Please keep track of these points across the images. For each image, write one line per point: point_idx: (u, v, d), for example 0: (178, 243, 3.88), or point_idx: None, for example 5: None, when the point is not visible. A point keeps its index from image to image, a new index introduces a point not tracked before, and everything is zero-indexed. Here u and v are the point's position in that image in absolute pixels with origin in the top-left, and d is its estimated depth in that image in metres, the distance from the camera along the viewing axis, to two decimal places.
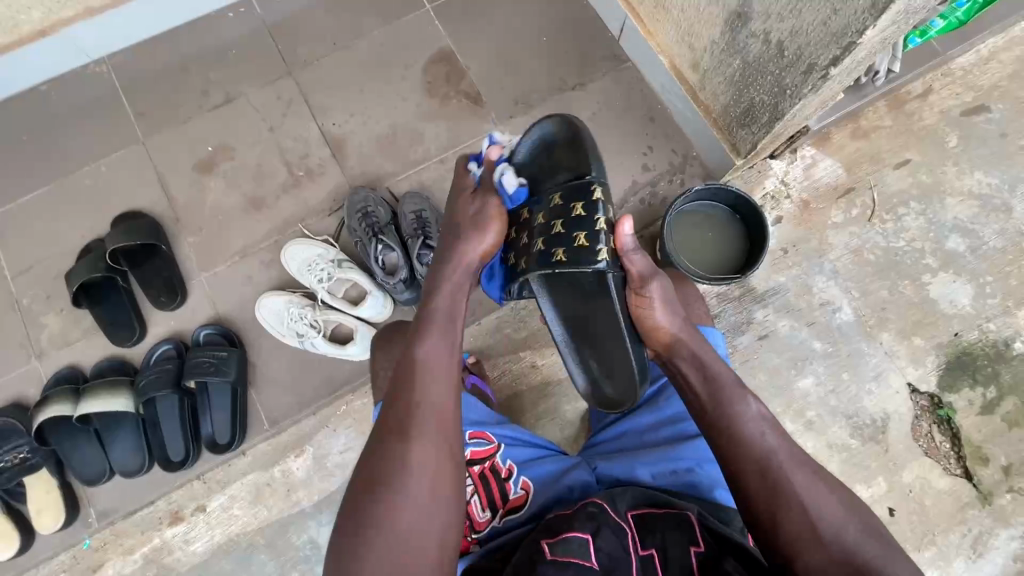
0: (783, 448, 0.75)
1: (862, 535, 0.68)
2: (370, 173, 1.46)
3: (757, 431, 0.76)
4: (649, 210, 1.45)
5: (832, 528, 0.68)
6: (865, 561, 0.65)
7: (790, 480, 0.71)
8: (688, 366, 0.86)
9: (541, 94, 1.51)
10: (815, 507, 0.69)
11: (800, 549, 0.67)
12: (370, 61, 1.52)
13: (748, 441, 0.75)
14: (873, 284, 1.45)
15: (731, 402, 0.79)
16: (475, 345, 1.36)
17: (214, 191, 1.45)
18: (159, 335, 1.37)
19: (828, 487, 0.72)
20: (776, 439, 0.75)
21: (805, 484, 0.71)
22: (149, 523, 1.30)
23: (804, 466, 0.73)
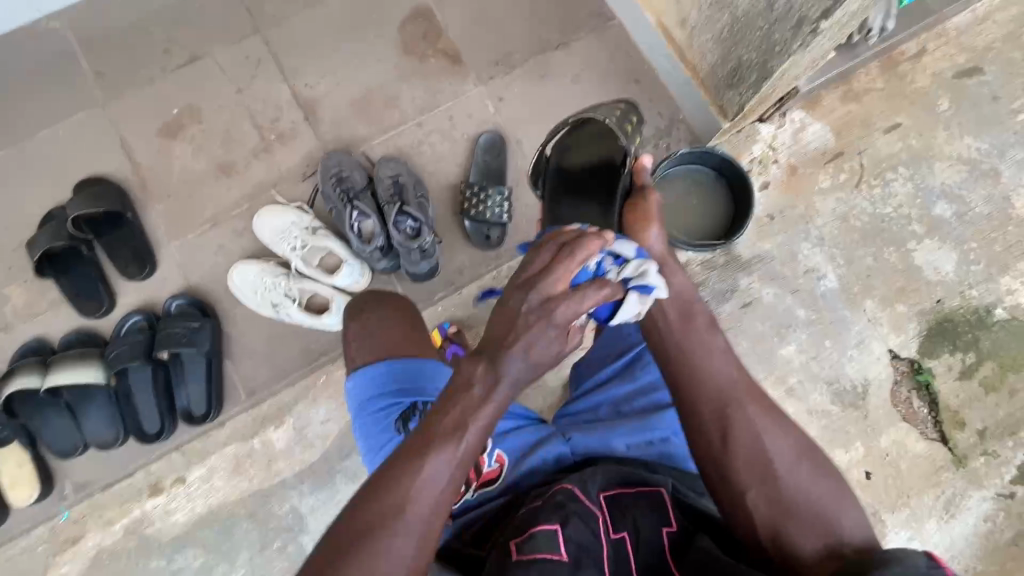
0: (743, 381, 0.72)
1: (813, 473, 0.68)
2: (344, 138, 1.40)
3: (721, 364, 0.74)
4: None
5: (781, 463, 0.68)
6: (811, 502, 0.66)
7: (745, 412, 0.70)
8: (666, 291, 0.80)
9: (523, 53, 1.45)
10: (770, 446, 0.69)
11: (747, 486, 0.68)
12: (343, 18, 1.45)
13: (710, 371, 0.73)
14: (858, 251, 1.44)
15: (696, 334, 0.76)
16: (456, 314, 1.33)
17: (182, 157, 1.38)
18: (129, 307, 1.33)
19: (783, 422, 0.71)
20: (738, 373, 0.73)
21: (763, 421, 0.70)
22: (128, 495, 1.28)
23: (763, 402, 0.71)
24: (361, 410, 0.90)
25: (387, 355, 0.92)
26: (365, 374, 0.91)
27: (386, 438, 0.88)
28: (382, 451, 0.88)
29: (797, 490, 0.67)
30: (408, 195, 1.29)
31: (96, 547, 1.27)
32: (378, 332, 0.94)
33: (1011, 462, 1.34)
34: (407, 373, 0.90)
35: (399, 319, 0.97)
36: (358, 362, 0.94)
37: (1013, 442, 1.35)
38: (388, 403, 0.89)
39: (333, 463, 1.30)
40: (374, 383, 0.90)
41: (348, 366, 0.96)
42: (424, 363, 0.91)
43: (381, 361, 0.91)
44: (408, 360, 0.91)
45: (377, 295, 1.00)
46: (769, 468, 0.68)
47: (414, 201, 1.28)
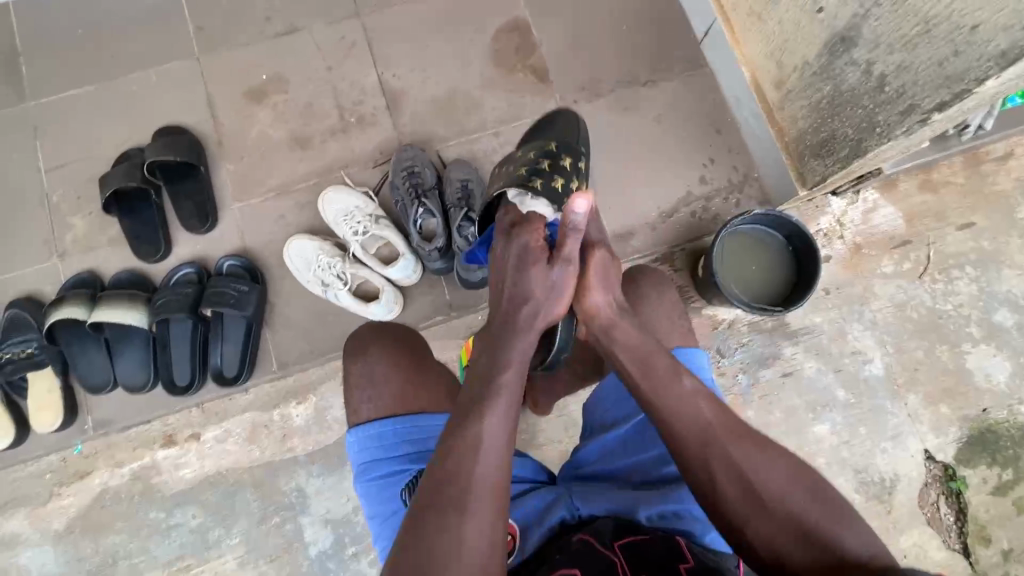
0: (718, 420, 0.76)
1: (802, 494, 0.70)
2: (421, 133, 1.41)
3: (691, 402, 0.77)
4: (699, 224, 1.40)
5: (774, 492, 0.70)
6: (812, 526, 0.67)
7: (725, 449, 0.73)
8: (620, 342, 0.85)
9: (609, 83, 1.45)
10: (758, 473, 0.71)
11: (748, 515, 0.69)
12: (442, 18, 1.47)
13: (676, 412, 0.76)
14: (910, 342, 1.40)
15: (665, 376, 0.79)
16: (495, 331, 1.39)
17: (262, 122, 1.40)
18: (182, 258, 1.33)
19: (768, 452, 0.73)
20: (713, 413, 0.76)
21: (749, 460, 0.72)
22: (141, 441, 1.32)
23: (744, 438, 0.74)
24: (362, 473, 0.88)
25: (389, 414, 0.90)
26: (368, 434, 0.89)
27: (390, 507, 0.86)
28: (386, 519, 0.86)
29: (792, 514, 0.68)
30: (475, 201, 1.29)
31: (101, 485, 1.31)
32: (384, 387, 0.92)
33: None
34: (412, 435, 0.89)
35: (404, 363, 0.94)
36: (362, 417, 0.91)
37: None
38: (392, 468, 0.87)
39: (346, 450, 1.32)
40: (376, 446, 0.88)
41: (348, 418, 0.93)
42: (433, 423, 0.90)
43: (382, 421, 0.89)
44: (413, 419, 0.89)
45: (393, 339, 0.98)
46: (763, 497, 0.69)
47: (479, 209, 1.28)
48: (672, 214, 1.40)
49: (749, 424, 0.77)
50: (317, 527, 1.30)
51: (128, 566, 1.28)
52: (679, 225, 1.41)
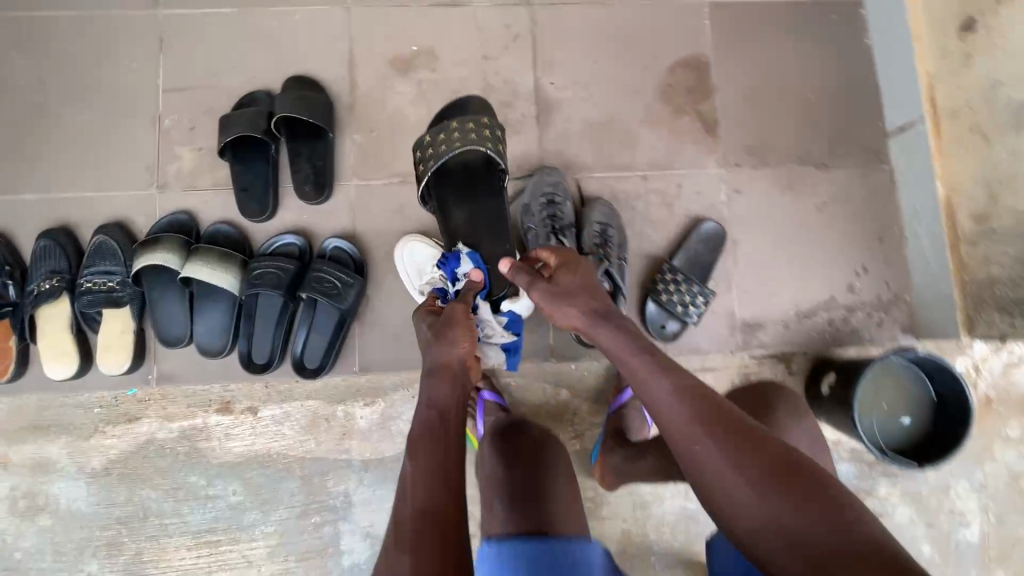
0: (693, 403, 0.73)
1: (807, 508, 0.62)
2: (567, 155, 1.28)
3: (664, 389, 0.75)
4: (833, 334, 1.27)
5: (764, 496, 0.64)
6: (814, 534, 0.60)
7: (706, 444, 0.70)
8: (608, 336, 0.82)
9: (778, 154, 1.32)
10: (744, 470, 0.66)
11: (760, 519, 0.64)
12: (618, 33, 1.33)
13: (663, 404, 0.74)
14: (1014, 516, 1.30)
15: (643, 367, 0.78)
16: (585, 386, 1.30)
17: (400, 97, 1.27)
18: (284, 224, 1.21)
19: (751, 444, 0.68)
20: (687, 396, 0.74)
21: (728, 457, 0.68)
22: (199, 401, 1.25)
23: (720, 426, 0.70)
24: None
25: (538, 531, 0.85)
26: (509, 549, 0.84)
27: None
28: None
29: (797, 537, 0.61)
30: (612, 250, 1.17)
31: (147, 434, 1.25)
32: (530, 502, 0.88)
33: None
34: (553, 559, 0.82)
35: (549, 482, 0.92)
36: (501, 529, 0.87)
37: None
38: None
39: None
40: (518, 564, 0.83)
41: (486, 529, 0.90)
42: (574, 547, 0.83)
43: (525, 538, 0.84)
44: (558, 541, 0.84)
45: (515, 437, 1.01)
46: (767, 516, 0.63)
47: (615, 260, 1.16)
48: (809, 316, 1.27)
49: (740, 413, 0.73)
50: (355, 538, 1.23)
51: (157, 525, 1.22)
52: (814, 329, 1.28)
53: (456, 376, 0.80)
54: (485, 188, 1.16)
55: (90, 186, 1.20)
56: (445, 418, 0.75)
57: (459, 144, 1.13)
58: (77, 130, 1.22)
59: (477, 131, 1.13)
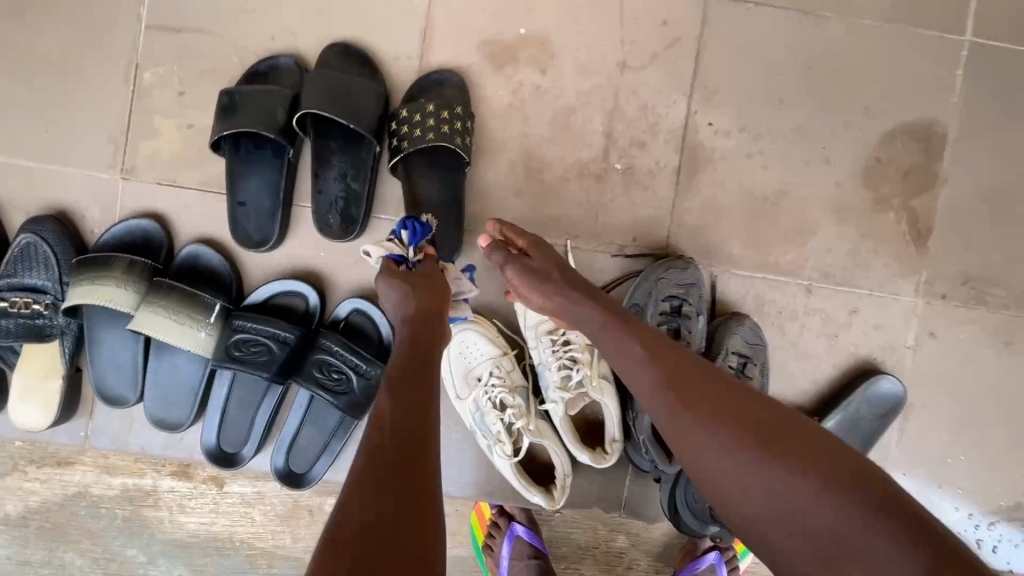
0: (677, 381, 0.55)
1: (906, 539, 0.42)
2: (707, 236, 0.89)
3: (644, 366, 0.57)
4: (1007, 556, 0.92)
5: (821, 517, 0.45)
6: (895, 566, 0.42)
7: (698, 433, 0.51)
8: (579, 315, 0.63)
9: (1001, 292, 0.92)
10: (770, 475, 0.48)
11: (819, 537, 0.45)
12: (822, 66, 0.89)
13: (649, 392, 0.56)
14: None
15: (621, 337, 0.60)
16: (654, 542, 0.97)
17: (487, 103, 0.87)
18: (293, 259, 0.85)
19: (750, 429, 0.51)
20: (664, 375, 0.56)
21: (736, 452, 0.50)
22: (150, 459, 0.95)
23: (718, 409, 0.52)
24: None
25: None
26: None
27: None
28: None
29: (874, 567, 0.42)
30: None
31: (78, 487, 0.95)
32: None
33: None
34: None
35: None
36: None
37: None
38: None
39: None
40: None
41: None
42: None
43: None
44: None
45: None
46: (817, 530, 0.45)
47: None
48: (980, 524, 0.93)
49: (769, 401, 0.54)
50: None
51: None
52: (983, 544, 0.93)
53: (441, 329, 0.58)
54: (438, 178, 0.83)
55: (28, 150, 0.83)
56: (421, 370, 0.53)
57: (434, 112, 0.80)
58: (19, 61, 0.83)
59: (430, 112, 0.80)
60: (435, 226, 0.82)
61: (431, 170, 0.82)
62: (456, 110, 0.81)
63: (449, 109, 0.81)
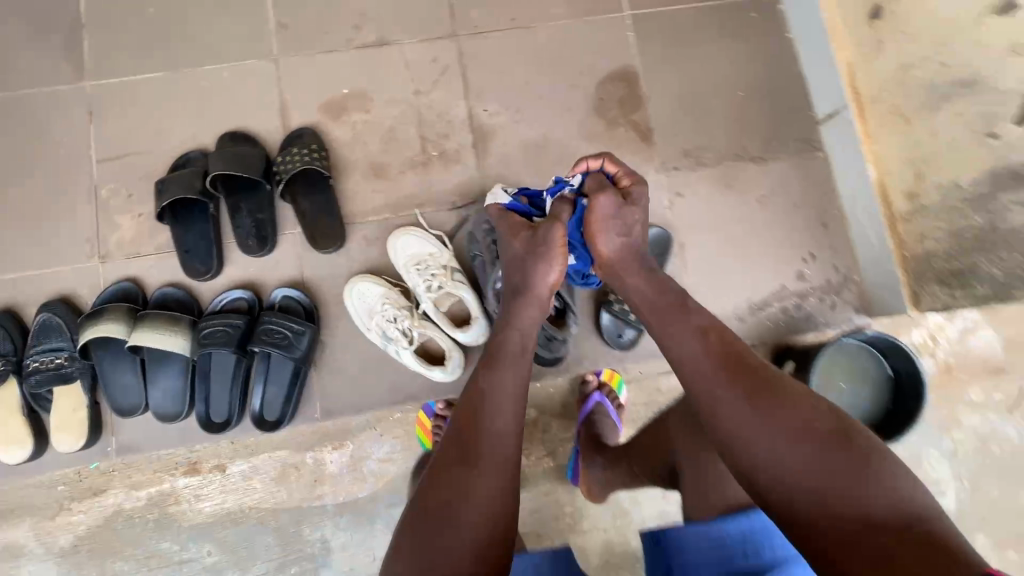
0: (709, 355, 0.75)
1: (858, 490, 0.59)
2: (507, 179, 1.29)
3: (684, 340, 0.78)
4: (789, 324, 1.29)
5: (801, 469, 0.63)
6: (836, 502, 0.59)
7: (717, 396, 0.71)
8: (632, 285, 0.89)
9: (714, 153, 1.34)
10: (765, 421, 0.66)
11: (783, 473, 0.63)
12: (545, 54, 1.35)
13: (684, 357, 0.77)
14: (987, 480, 1.33)
15: (668, 318, 0.82)
16: (553, 405, 1.29)
17: (335, 141, 1.28)
18: (232, 279, 1.21)
19: (759, 398, 0.68)
20: (703, 348, 0.76)
21: (747, 410, 0.68)
22: (163, 466, 1.23)
23: (735, 377, 0.71)
24: None
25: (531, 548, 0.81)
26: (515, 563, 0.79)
27: None
28: None
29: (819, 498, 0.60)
30: None
31: (115, 506, 1.22)
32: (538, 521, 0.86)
33: None
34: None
35: None
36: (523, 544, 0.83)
37: None
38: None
39: (377, 507, 1.23)
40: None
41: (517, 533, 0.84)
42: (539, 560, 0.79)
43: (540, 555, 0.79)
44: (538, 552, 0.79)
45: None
46: (787, 471, 0.63)
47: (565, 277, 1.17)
48: (763, 308, 1.29)
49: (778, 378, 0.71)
50: None
51: None
52: (770, 321, 1.29)
53: (535, 300, 0.91)
54: (314, 192, 1.22)
55: (33, 264, 1.20)
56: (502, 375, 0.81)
57: (298, 152, 1.21)
58: (15, 210, 1.22)
59: (296, 152, 1.21)
60: (321, 224, 1.22)
61: (307, 190, 1.22)
62: (313, 146, 1.23)
63: (307, 147, 1.23)
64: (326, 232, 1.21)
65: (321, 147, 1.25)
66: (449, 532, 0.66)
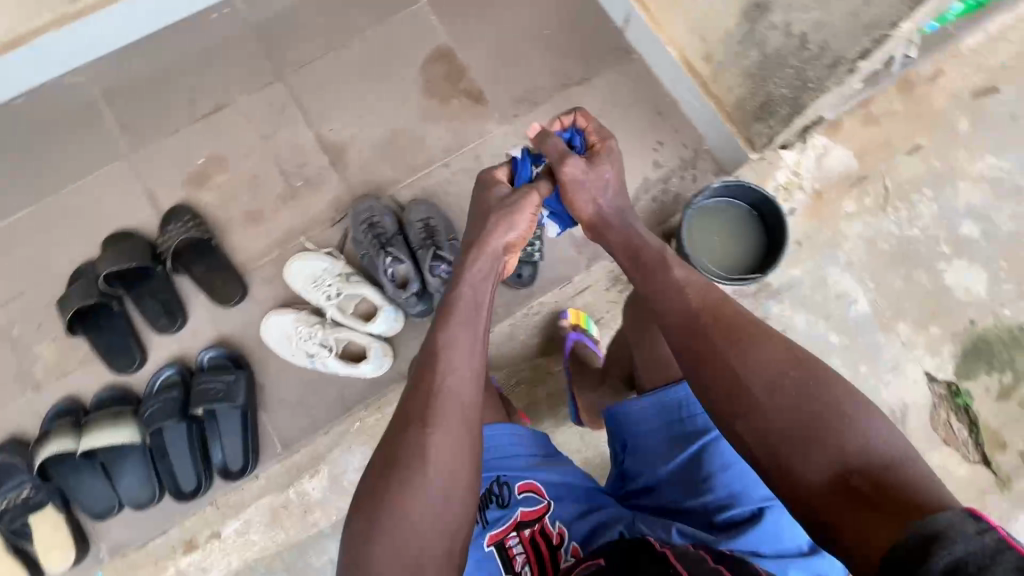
0: (704, 310, 0.76)
1: (855, 445, 0.62)
2: (372, 181, 1.40)
3: (676, 293, 0.80)
4: (663, 207, 1.40)
5: (799, 415, 0.65)
6: (836, 459, 0.62)
7: (714, 341, 0.73)
8: (615, 239, 0.91)
9: (543, 90, 1.46)
10: (758, 368, 0.69)
11: (758, 404, 0.67)
12: (366, 62, 1.47)
13: (675, 304, 0.79)
14: (887, 274, 1.45)
15: (652, 271, 0.84)
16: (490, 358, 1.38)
17: (209, 207, 1.38)
18: (161, 361, 1.30)
19: (763, 351, 0.70)
20: (698, 303, 0.77)
21: (748, 360, 0.70)
22: (162, 552, 1.22)
23: (731, 331, 0.73)
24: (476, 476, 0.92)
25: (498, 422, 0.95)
26: None
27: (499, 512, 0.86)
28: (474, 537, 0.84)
29: (821, 452, 0.63)
30: (439, 237, 1.28)
31: None
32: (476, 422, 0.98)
33: None
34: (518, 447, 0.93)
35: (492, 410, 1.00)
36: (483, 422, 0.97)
37: None
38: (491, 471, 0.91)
39: None
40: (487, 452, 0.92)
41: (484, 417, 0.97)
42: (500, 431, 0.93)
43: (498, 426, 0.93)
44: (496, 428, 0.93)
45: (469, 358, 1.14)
46: (775, 422, 0.66)
47: (446, 243, 1.27)
48: (635, 203, 1.41)
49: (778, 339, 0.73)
50: None
51: None
52: (646, 212, 1.41)
53: (489, 258, 0.88)
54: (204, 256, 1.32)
55: None
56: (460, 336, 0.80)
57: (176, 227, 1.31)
58: None
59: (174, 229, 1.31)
60: (221, 280, 1.31)
61: (197, 256, 1.31)
62: (189, 218, 1.33)
63: (184, 221, 1.33)
64: (226, 285, 1.30)
65: (198, 218, 1.35)
66: (406, 498, 0.68)
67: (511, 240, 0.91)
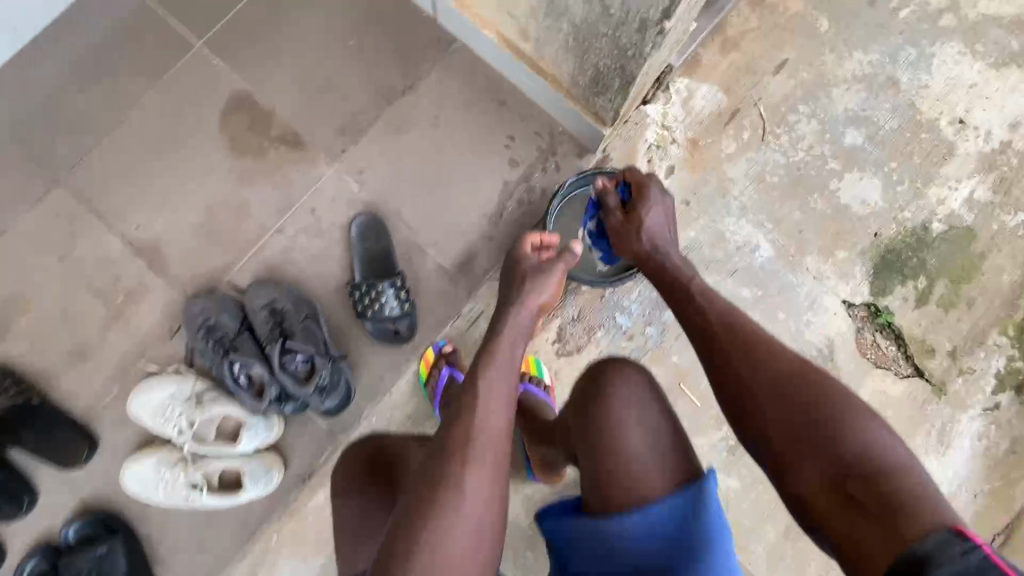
0: (719, 324, 0.77)
1: (863, 442, 0.62)
2: (203, 273, 1.21)
3: (701, 303, 0.81)
4: (532, 209, 1.26)
5: (806, 414, 0.65)
6: (846, 464, 0.61)
7: (732, 344, 0.74)
8: (661, 256, 0.92)
9: (366, 113, 1.27)
10: (768, 365, 0.70)
11: (757, 406, 0.69)
12: (153, 136, 1.24)
13: (701, 312, 0.80)
14: (783, 209, 1.35)
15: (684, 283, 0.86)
16: None
17: (21, 358, 1.17)
18: (24, 548, 1.13)
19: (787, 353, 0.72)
20: (714, 319, 0.78)
21: (766, 361, 0.71)
22: None
23: (755, 335, 0.74)
24: None
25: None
26: None
27: None
28: None
29: (834, 454, 0.62)
30: (290, 323, 1.16)
31: None
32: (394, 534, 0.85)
33: (987, 373, 1.32)
34: None
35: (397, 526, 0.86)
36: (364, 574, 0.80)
37: (984, 352, 1.32)
38: None
39: None
40: None
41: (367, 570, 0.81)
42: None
43: None
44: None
45: (380, 451, 0.98)
46: (786, 428, 0.66)
47: (299, 328, 1.15)
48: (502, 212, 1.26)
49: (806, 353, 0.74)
50: None
51: None
52: (515, 219, 1.26)
53: (528, 317, 0.86)
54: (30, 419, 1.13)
55: None
56: (489, 364, 0.77)
57: None
58: None
59: None
60: (58, 439, 1.12)
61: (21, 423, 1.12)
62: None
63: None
64: (65, 444, 1.12)
65: (21, 377, 1.16)
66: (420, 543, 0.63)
67: (546, 300, 0.90)
